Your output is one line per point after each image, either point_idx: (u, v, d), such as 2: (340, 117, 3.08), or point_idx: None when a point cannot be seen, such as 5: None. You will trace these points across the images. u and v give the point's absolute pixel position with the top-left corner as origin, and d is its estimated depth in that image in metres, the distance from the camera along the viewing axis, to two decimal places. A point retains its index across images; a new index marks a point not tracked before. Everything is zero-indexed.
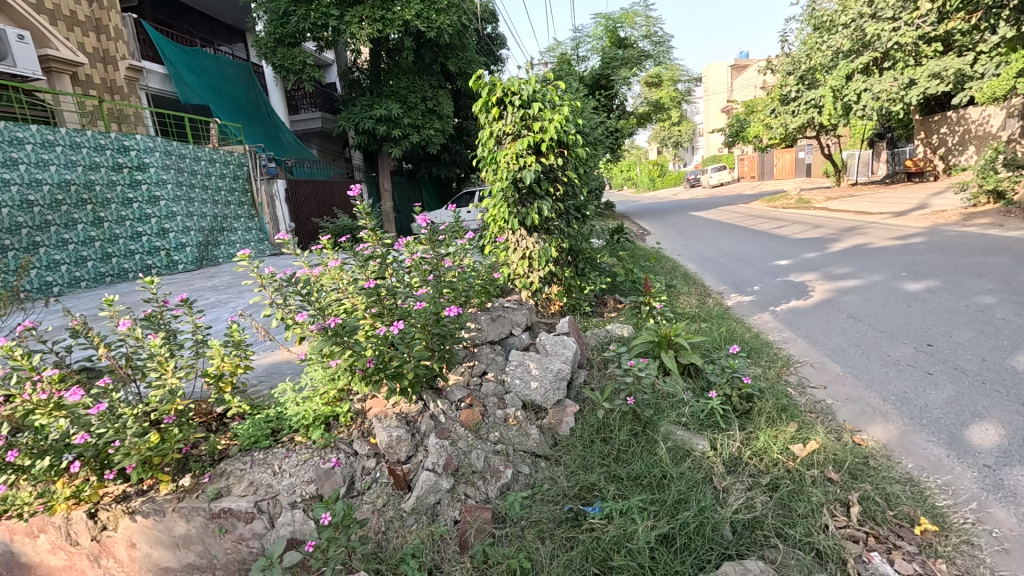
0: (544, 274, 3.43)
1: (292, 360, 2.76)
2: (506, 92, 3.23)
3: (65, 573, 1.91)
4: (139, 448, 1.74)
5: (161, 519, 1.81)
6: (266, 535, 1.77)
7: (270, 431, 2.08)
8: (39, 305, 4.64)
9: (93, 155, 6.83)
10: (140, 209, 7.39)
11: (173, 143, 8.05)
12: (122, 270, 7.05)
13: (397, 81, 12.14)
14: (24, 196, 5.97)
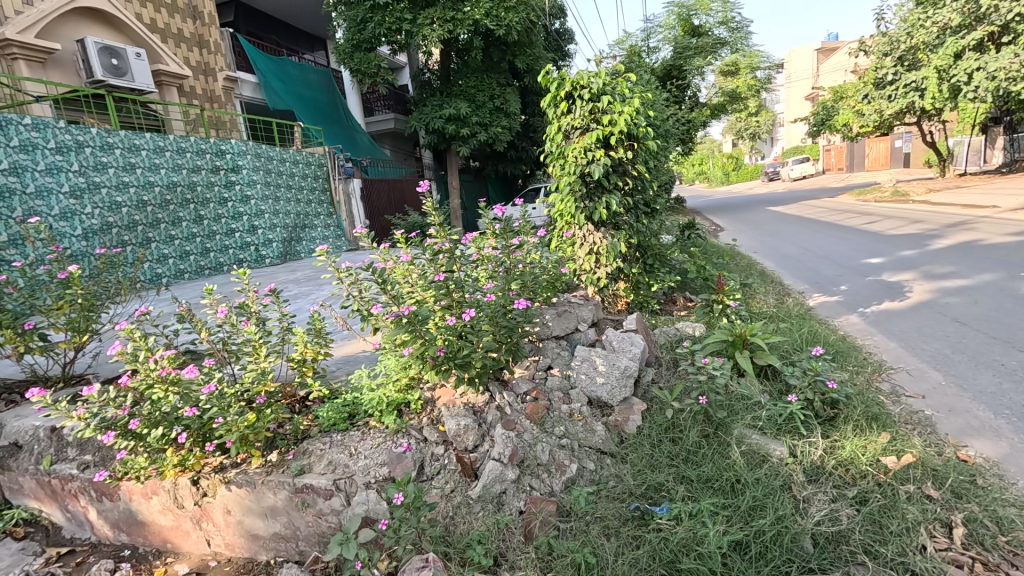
0: (612, 270, 3.37)
1: (367, 349, 2.92)
2: (575, 86, 3.20)
3: (173, 531, 2.17)
4: (237, 424, 1.92)
5: (252, 490, 1.99)
6: (343, 511, 1.87)
7: (348, 415, 2.20)
8: (152, 293, 5.24)
9: (195, 159, 7.52)
10: (234, 208, 8.06)
11: (262, 146, 8.69)
12: (218, 263, 7.73)
13: (466, 80, 12.36)
14: (140, 197, 6.70)
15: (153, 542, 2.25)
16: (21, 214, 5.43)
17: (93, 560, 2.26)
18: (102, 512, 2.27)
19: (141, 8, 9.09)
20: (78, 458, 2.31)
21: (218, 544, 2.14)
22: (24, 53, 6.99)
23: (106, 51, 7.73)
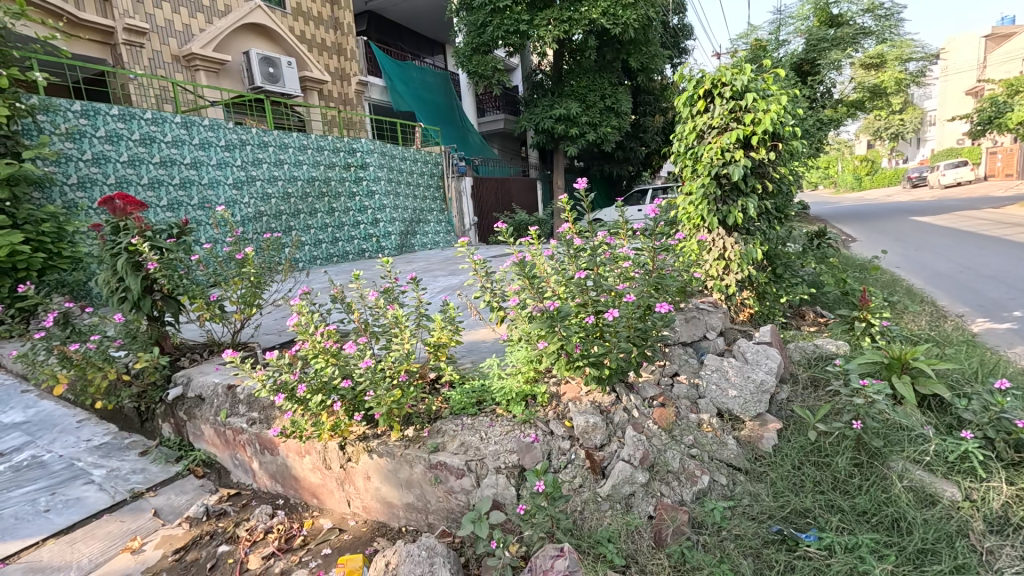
0: (742, 277, 3.18)
1: (489, 341, 3.04)
2: (715, 83, 3.07)
3: (320, 488, 2.43)
4: (386, 399, 2.10)
5: (391, 460, 2.16)
6: (472, 492, 1.97)
7: (476, 400, 2.31)
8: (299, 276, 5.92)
9: (331, 156, 8.29)
10: (360, 202, 8.81)
11: (387, 145, 9.38)
12: (345, 252, 8.48)
13: (578, 80, 12.33)
14: (285, 189, 7.54)
15: (302, 495, 2.54)
16: (198, 202, 6.36)
17: (255, 503, 2.59)
18: (263, 464, 2.60)
19: (293, 22, 10.20)
20: (247, 414, 2.66)
21: (357, 507, 2.35)
22: (204, 65, 8.19)
23: (265, 60, 8.80)
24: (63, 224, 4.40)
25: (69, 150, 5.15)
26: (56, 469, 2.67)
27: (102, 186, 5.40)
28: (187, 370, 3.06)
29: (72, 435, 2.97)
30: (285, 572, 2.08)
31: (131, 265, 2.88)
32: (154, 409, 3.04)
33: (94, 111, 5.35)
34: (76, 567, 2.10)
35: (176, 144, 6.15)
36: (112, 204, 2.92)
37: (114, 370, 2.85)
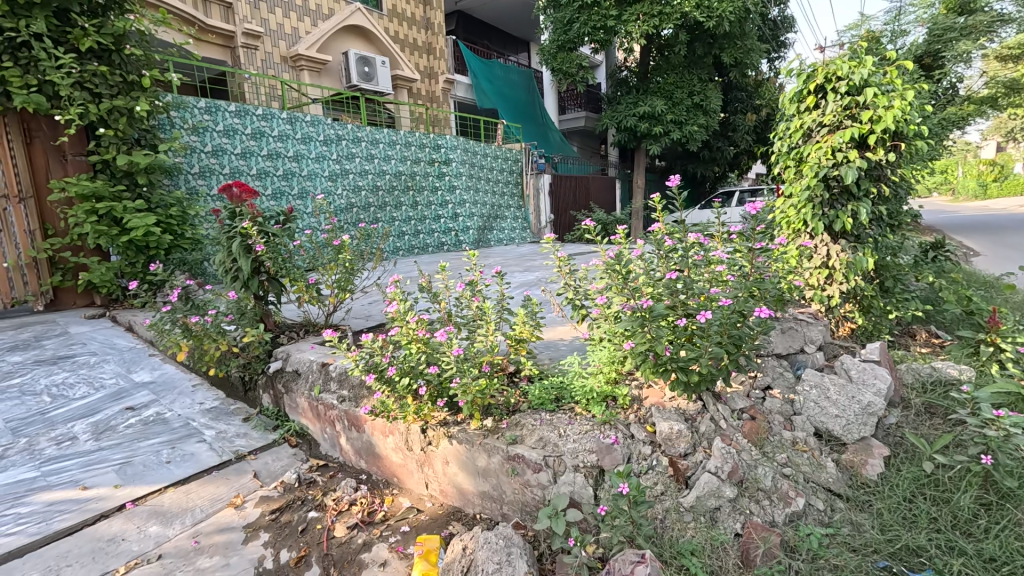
0: (847, 289, 2.93)
1: (569, 340, 3.03)
2: (829, 78, 2.85)
3: (401, 468, 2.54)
4: (472, 387, 2.14)
5: (470, 448, 2.21)
6: (548, 488, 1.97)
7: (554, 397, 2.31)
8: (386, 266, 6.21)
9: (417, 152, 8.62)
10: (442, 197, 9.09)
11: (470, 142, 9.60)
12: (425, 245, 8.79)
13: (666, 77, 11.93)
14: (375, 182, 7.93)
15: (383, 473, 2.66)
16: (297, 192, 6.86)
17: (341, 476, 2.76)
18: (350, 440, 2.76)
19: (389, 23, 10.71)
20: (337, 392, 2.83)
21: (434, 490, 2.43)
22: (308, 64, 8.82)
23: (361, 60, 9.32)
24: (187, 208, 4.92)
25: (194, 142, 5.73)
26: (175, 426, 2.99)
27: (219, 176, 5.97)
28: (286, 347, 3.30)
29: (188, 397, 3.32)
30: (367, 543, 2.20)
31: (243, 247, 3.14)
32: (257, 379, 3.32)
33: (215, 107, 5.92)
34: (190, 516, 2.35)
35: (281, 138, 6.66)
36: (230, 192, 3.21)
37: (225, 342, 3.14)
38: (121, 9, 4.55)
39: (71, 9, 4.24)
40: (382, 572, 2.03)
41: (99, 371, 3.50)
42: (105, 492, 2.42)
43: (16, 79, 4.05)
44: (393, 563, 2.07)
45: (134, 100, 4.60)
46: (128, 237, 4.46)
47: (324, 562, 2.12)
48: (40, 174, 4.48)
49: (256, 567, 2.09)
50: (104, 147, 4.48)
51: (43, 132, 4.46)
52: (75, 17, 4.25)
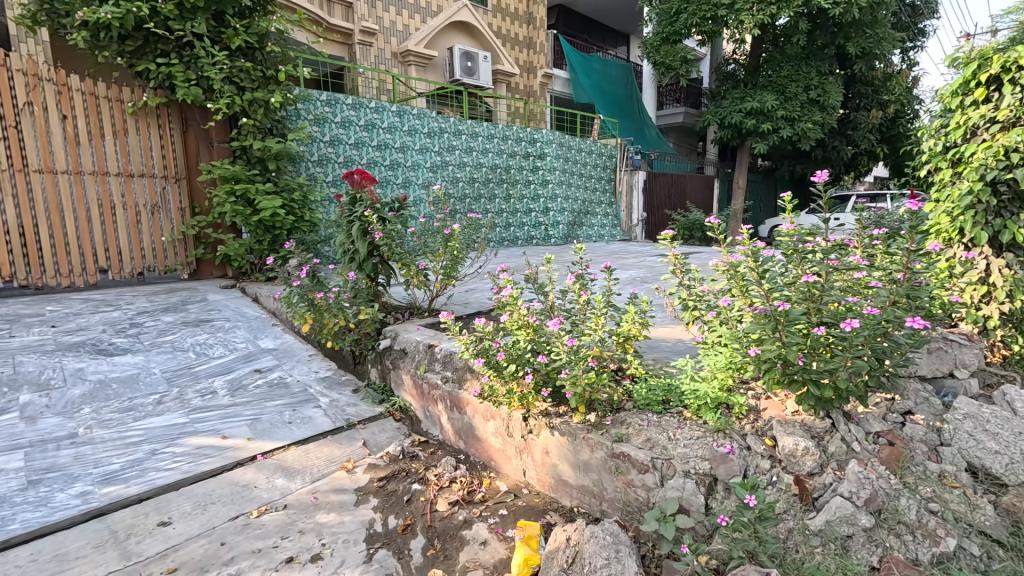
0: (1010, 308, 2.57)
1: (677, 344, 2.94)
2: (1008, 67, 2.51)
3: (499, 453, 2.59)
4: (581, 379, 2.13)
5: (573, 441, 2.20)
6: (655, 490, 1.91)
7: (662, 399, 2.22)
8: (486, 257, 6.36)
9: (514, 145, 8.74)
10: (535, 190, 9.14)
11: (566, 137, 9.58)
12: (515, 238, 8.87)
13: (778, 71, 11.09)
14: (472, 174, 8.13)
15: (481, 456, 2.72)
16: (401, 181, 7.19)
17: (441, 453, 2.86)
18: (451, 420, 2.85)
19: (493, 18, 10.90)
20: (442, 372, 2.95)
21: (532, 478, 2.44)
22: (416, 60, 9.22)
23: (465, 55, 9.59)
24: (307, 193, 5.33)
25: (315, 132, 6.20)
26: (295, 391, 3.28)
27: (335, 164, 6.42)
28: (394, 327, 3.48)
29: (305, 365, 3.63)
30: (468, 521, 2.27)
31: (362, 230, 3.35)
32: (366, 354, 3.52)
33: (335, 100, 6.36)
34: (309, 473, 2.56)
35: (390, 130, 7.02)
36: (352, 178, 3.46)
37: (343, 317, 3.40)
38: (265, 11, 5.01)
39: (226, 11, 4.74)
40: (484, 550, 2.09)
41: (232, 335, 3.92)
42: (240, 442, 2.70)
43: (180, 74, 4.62)
44: (494, 543, 2.13)
45: (270, 92, 5.06)
46: (258, 217, 4.94)
47: (428, 533, 2.21)
48: (192, 158, 5.06)
49: (367, 528, 2.22)
50: (244, 135, 4.97)
51: (196, 120, 4.99)
52: (229, 18, 4.75)
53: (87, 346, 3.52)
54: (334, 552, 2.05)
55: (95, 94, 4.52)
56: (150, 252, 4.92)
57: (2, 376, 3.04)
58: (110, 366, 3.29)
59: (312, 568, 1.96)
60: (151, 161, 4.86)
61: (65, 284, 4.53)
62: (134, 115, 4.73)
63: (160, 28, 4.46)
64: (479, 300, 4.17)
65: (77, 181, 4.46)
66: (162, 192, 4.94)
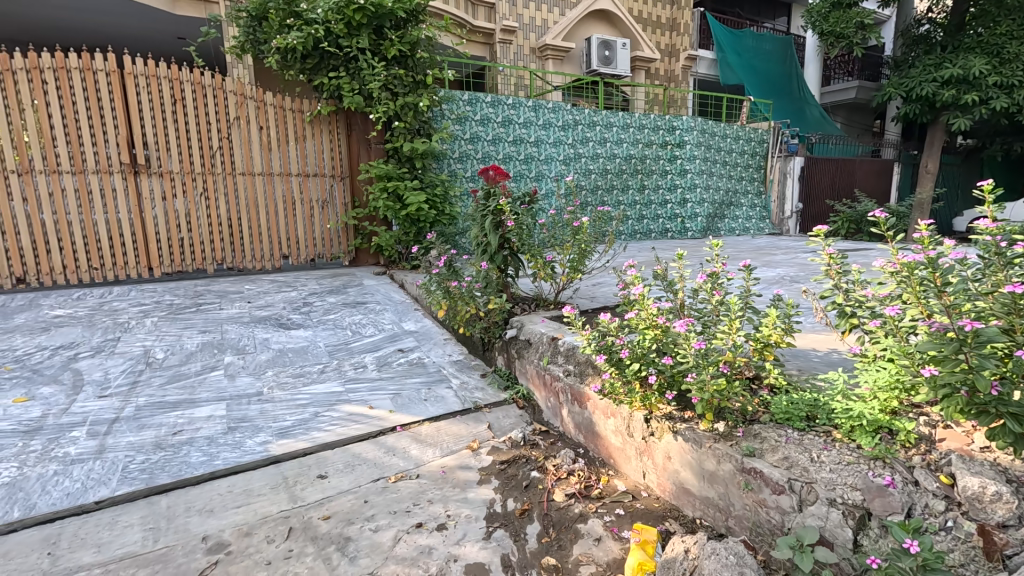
0: None
1: (828, 356, 2.63)
2: None
3: (618, 452, 2.55)
4: (710, 385, 1.98)
5: (697, 449, 2.08)
6: (791, 515, 1.72)
7: (806, 415, 1.99)
8: (616, 252, 6.26)
9: (651, 134, 8.37)
10: (671, 180, 8.68)
11: (709, 122, 8.92)
12: (648, 230, 8.54)
13: (993, 27, 9.02)
14: (605, 166, 7.99)
15: (600, 452, 2.70)
16: (534, 174, 7.34)
17: (560, 444, 2.89)
18: (572, 413, 2.87)
19: (633, 2, 10.50)
20: (564, 365, 2.98)
21: (652, 481, 2.36)
22: (553, 54, 9.33)
23: (603, 44, 9.40)
24: (448, 188, 5.73)
25: (457, 131, 6.63)
26: (430, 371, 3.58)
27: (473, 160, 6.79)
28: (520, 317, 3.59)
29: (441, 348, 3.94)
30: (583, 515, 2.28)
31: (494, 223, 3.50)
32: (494, 342, 3.68)
33: (475, 99, 6.71)
34: (439, 448, 2.78)
35: (526, 125, 7.20)
36: (488, 173, 3.61)
37: (474, 306, 3.60)
38: (416, 20, 5.42)
39: (384, 24, 5.22)
40: (598, 547, 2.09)
41: (381, 317, 4.40)
42: (383, 413, 3.03)
43: (347, 85, 5.25)
44: (608, 542, 2.11)
45: (419, 96, 5.50)
46: (406, 211, 5.44)
47: (544, 520, 2.26)
48: (354, 159, 5.72)
49: (488, 506, 2.35)
50: (396, 136, 5.49)
51: (358, 126, 5.64)
52: (386, 31, 5.23)
53: (272, 320, 4.22)
54: (457, 525, 2.21)
55: (284, 107, 5.36)
56: (320, 241, 5.71)
57: (214, 340, 3.79)
58: (288, 338, 3.92)
59: (438, 535, 2.14)
60: (323, 163, 5.61)
61: (258, 267, 5.48)
62: (311, 124, 5.50)
63: (332, 46, 5.10)
64: (607, 296, 4.13)
65: (268, 181, 5.35)
66: (331, 189, 5.69)
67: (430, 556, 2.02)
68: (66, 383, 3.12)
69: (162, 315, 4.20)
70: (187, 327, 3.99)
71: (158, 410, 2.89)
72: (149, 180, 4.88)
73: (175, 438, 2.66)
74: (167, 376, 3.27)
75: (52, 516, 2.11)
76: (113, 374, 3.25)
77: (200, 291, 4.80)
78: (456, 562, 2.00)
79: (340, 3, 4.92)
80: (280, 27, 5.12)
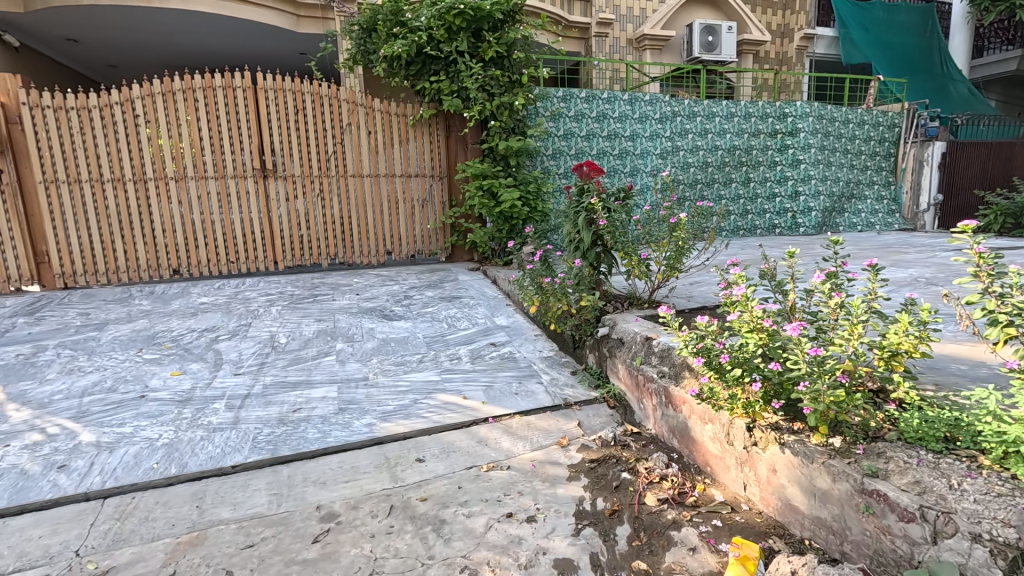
0: None
1: (974, 370, 2.28)
2: None
3: (717, 460, 2.41)
4: (825, 396, 1.81)
5: (809, 464, 1.91)
6: (922, 547, 1.54)
7: (944, 436, 1.75)
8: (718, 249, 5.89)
9: (759, 123, 7.79)
10: (781, 172, 8.00)
11: (827, 107, 8.09)
12: (753, 226, 7.96)
13: None
14: (705, 158, 7.57)
15: (696, 459, 2.57)
16: (629, 169, 7.14)
17: (653, 447, 2.80)
18: (666, 416, 2.77)
19: None
20: (658, 366, 2.88)
21: (754, 494, 2.21)
22: (651, 44, 9.00)
23: (706, 30, 8.89)
24: (541, 185, 5.77)
25: (551, 128, 6.65)
26: (521, 365, 3.64)
27: (567, 157, 6.76)
28: (613, 315, 3.51)
29: (531, 344, 3.99)
30: (677, 522, 2.20)
31: (587, 220, 3.45)
32: (585, 339, 3.65)
33: (570, 95, 6.68)
34: (530, 441, 2.82)
35: (621, 119, 7.03)
36: (581, 169, 3.57)
37: (566, 302, 3.60)
38: (513, 21, 5.52)
39: (482, 27, 5.37)
40: (692, 557, 2.00)
41: (475, 312, 4.55)
42: (476, 404, 3.14)
43: (446, 88, 5.48)
44: (704, 553, 2.02)
45: (514, 95, 5.60)
46: (499, 209, 5.55)
47: (635, 523, 2.21)
48: (452, 159, 5.96)
49: (577, 503, 2.34)
50: (492, 135, 5.62)
51: (456, 127, 5.86)
52: (484, 33, 5.38)
53: (377, 311, 4.54)
54: (547, 518, 2.23)
55: (390, 113, 5.72)
56: (420, 238, 6.03)
57: (327, 328, 4.16)
58: (391, 329, 4.19)
59: (528, 527, 2.18)
60: (424, 164, 5.91)
61: (366, 262, 5.91)
62: (414, 127, 5.81)
63: (434, 51, 5.33)
64: (707, 297, 3.94)
65: (375, 182, 5.74)
66: (430, 189, 5.97)
67: (520, 546, 2.06)
68: (210, 361, 3.60)
69: (285, 304, 4.69)
70: (305, 316, 4.41)
71: (281, 389, 3.24)
72: (276, 183, 5.46)
73: (295, 415, 2.96)
74: (288, 358, 3.65)
75: (199, 474, 2.46)
76: (246, 355, 3.69)
77: (316, 284, 5.28)
78: (545, 555, 2.03)
79: (442, 9, 5.14)
80: (387, 36, 5.45)
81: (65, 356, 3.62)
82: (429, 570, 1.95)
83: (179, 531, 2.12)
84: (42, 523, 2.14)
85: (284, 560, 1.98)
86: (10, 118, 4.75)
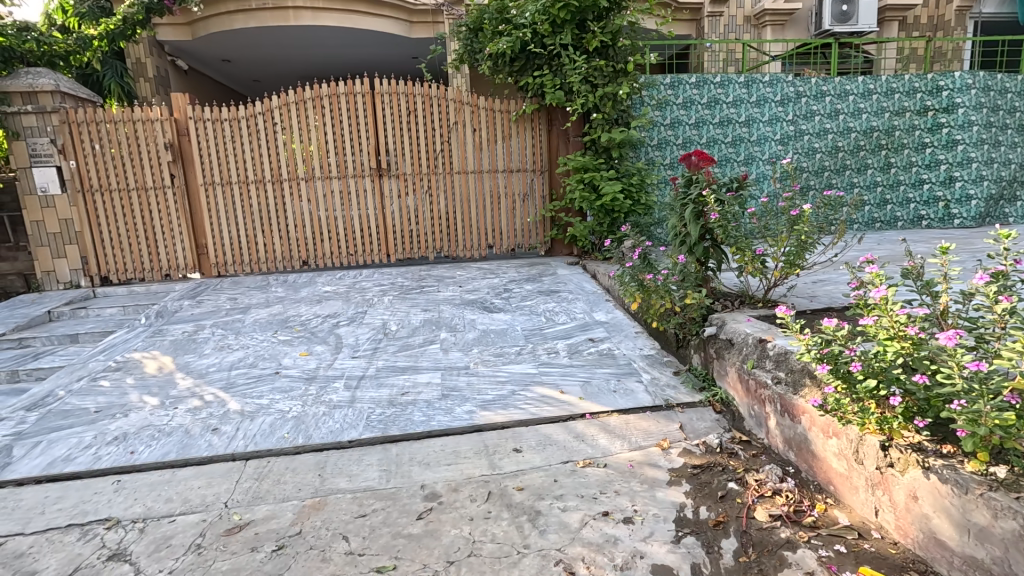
0: None
1: None
2: None
3: (842, 479, 2.17)
4: (988, 418, 1.55)
5: (961, 494, 1.65)
6: None
7: None
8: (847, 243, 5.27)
9: (903, 100, 6.81)
10: (932, 155, 6.91)
11: (996, 76, 6.83)
12: (893, 218, 7.01)
13: None
14: (835, 143, 6.78)
15: (816, 476, 2.33)
16: (743, 158, 6.63)
17: (764, 459, 2.59)
18: (781, 426, 2.54)
19: None
20: (773, 371, 2.65)
21: (888, 522, 1.96)
22: (773, 19, 8.23)
23: None
24: (645, 177, 5.55)
25: (657, 117, 6.38)
26: (621, 363, 3.56)
27: (673, 147, 6.46)
28: (721, 315, 3.30)
29: (632, 341, 3.88)
30: (791, 541, 2.02)
31: (695, 213, 3.27)
32: (690, 339, 3.46)
33: (678, 82, 6.36)
34: (629, 441, 2.75)
35: (735, 104, 6.54)
36: (690, 160, 3.38)
37: (669, 300, 3.44)
38: (619, 8, 5.35)
39: (587, 18, 5.28)
40: None
41: (574, 306, 4.53)
42: (574, 399, 3.13)
43: (549, 82, 5.47)
44: None
45: (619, 85, 5.45)
46: (601, 202, 5.44)
47: (743, 537, 2.06)
48: (554, 153, 5.96)
49: (678, 509, 2.24)
50: (594, 128, 5.53)
51: (558, 121, 5.85)
52: (589, 24, 5.29)
53: (478, 303, 4.69)
54: (645, 521, 2.16)
55: (494, 109, 5.85)
56: (520, 232, 6.13)
57: (433, 318, 4.38)
58: (491, 321, 4.31)
59: (624, 528, 2.12)
60: (526, 158, 5.98)
61: (468, 255, 6.13)
62: (516, 122, 5.89)
63: (538, 46, 5.35)
64: (834, 297, 3.55)
65: (479, 178, 5.93)
66: (532, 183, 6.03)
67: (616, 547, 2.03)
68: (331, 344, 3.97)
69: (395, 294, 5.02)
70: (413, 305, 4.69)
71: (391, 373, 3.48)
72: (389, 181, 5.85)
73: (403, 398, 3.17)
74: (398, 345, 3.91)
75: (321, 446, 2.72)
76: (361, 340, 4.02)
77: (423, 276, 5.58)
78: (642, 558, 1.97)
79: (546, 4, 5.12)
80: (493, 35, 5.58)
81: (218, 335, 4.21)
82: (524, 559, 1.98)
83: (304, 495, 2.37)
84: (200, 476, 2.51)
85: (391, 532, 2.13)
86: (180, 130, 5.62)
